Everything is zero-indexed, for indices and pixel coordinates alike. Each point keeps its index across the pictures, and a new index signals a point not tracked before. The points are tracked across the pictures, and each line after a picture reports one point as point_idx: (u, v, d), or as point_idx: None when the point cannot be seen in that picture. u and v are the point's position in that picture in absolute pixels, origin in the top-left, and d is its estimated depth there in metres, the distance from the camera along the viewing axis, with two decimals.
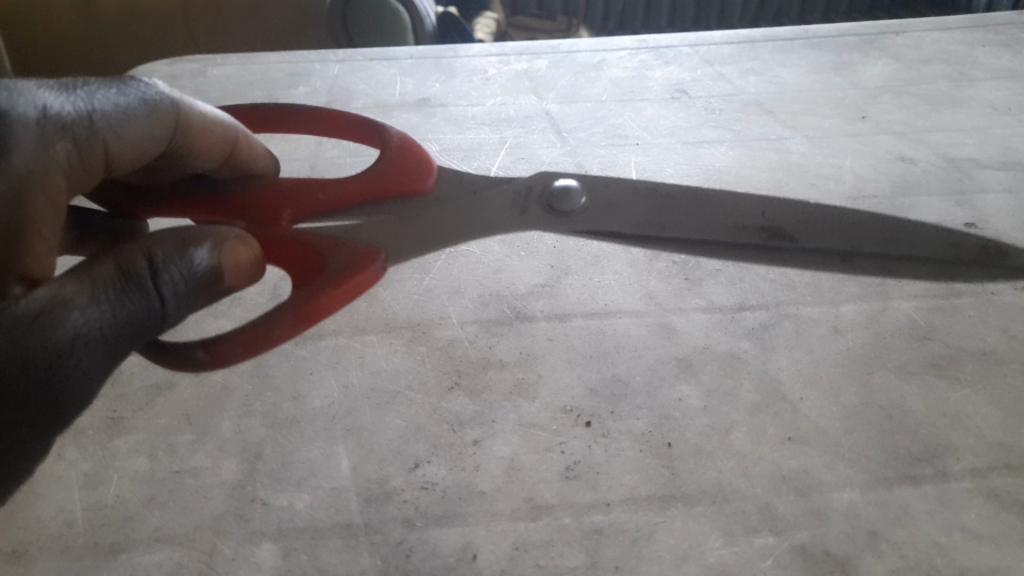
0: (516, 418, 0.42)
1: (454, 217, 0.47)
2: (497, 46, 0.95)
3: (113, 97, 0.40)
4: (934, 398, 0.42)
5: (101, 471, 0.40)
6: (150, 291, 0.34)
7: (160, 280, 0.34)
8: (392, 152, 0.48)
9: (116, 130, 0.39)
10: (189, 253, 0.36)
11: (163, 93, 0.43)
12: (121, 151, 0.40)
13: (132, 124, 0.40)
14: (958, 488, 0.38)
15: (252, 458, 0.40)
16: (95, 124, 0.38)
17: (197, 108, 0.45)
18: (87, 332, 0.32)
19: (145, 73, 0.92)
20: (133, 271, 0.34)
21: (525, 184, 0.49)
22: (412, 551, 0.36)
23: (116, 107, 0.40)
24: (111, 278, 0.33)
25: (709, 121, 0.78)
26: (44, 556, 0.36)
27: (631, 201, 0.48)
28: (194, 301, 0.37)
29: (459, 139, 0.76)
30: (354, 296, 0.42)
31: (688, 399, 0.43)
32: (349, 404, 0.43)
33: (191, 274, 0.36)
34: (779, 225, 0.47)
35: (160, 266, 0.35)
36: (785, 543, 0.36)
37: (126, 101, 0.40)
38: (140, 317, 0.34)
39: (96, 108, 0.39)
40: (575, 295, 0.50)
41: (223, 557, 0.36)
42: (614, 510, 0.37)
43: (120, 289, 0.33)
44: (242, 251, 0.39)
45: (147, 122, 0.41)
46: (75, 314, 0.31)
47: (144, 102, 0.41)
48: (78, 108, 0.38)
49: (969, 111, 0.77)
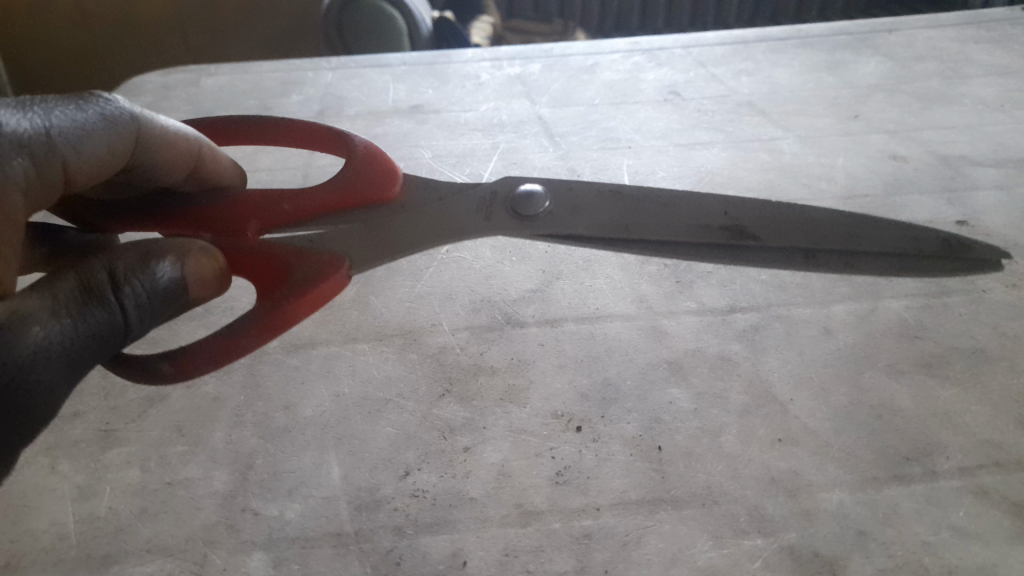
0: (506, 424, 0.42)
1: (420, 227, 0.45)
2: (490, 52, 0.95)
3: (72, 113, 0.37)
4: (925, 398, 0.43)
5: (94, 483, 0.40)
6: (115, 304, 0.34)
7: (124, 293, 0.34)
8: (357, 161, 0.46)
9: (76, 147, 0.37)
10: (151, 267, 0.35)
11: (124, 108, 0.41)
12: (80, 167, 0.37)
13: (92, 141, 0.38)
14: (947, 486, 0.38)
15: (244, 468, 0.40)
16: (55, 141, 0.36)
17: (159, 122, 0.42)
18: (49, 345, 0.31)
19: (140, 84, 0.93)
20: (96, 286, 0.33)
21: (489, 190, 0.46)
22: (401, 558, 0.36)
23: (75, 123, 0.37)
24: (74, 292, 0.33)
25: (702, 123, 0.78)
26: (37, 568, 0.36)
27: (594, 204, 0.45)
28: (157, 315, 0.36)
29: (452, 145, 0.76)
30: (317, 308, 0.42)
31: (679, 401, 0.43)
32: (341, 412, 0.43)
33: (155, 288, 0.36)
34: (743, 225, 0.43)
35: (122, 279, 0.34)
36: (774, 544, 0.36)
37: (84, 116, 0.38)
38: (106, 329, 0.34)
39: (55, 124, 0.36)
40: (567, 300, 0.50)
41: (214, 566, 0.36)
42: (604, 514, 0.37)
43: (81, 304, 0.33)
44: (207, 263, 0.38)
45: (107, 139, 0.39)
46: (38, 328, 0.31)
47: (104, 119, 0.39)
48: (36, 125, 0.35)
49: (962, 109, 0.77)
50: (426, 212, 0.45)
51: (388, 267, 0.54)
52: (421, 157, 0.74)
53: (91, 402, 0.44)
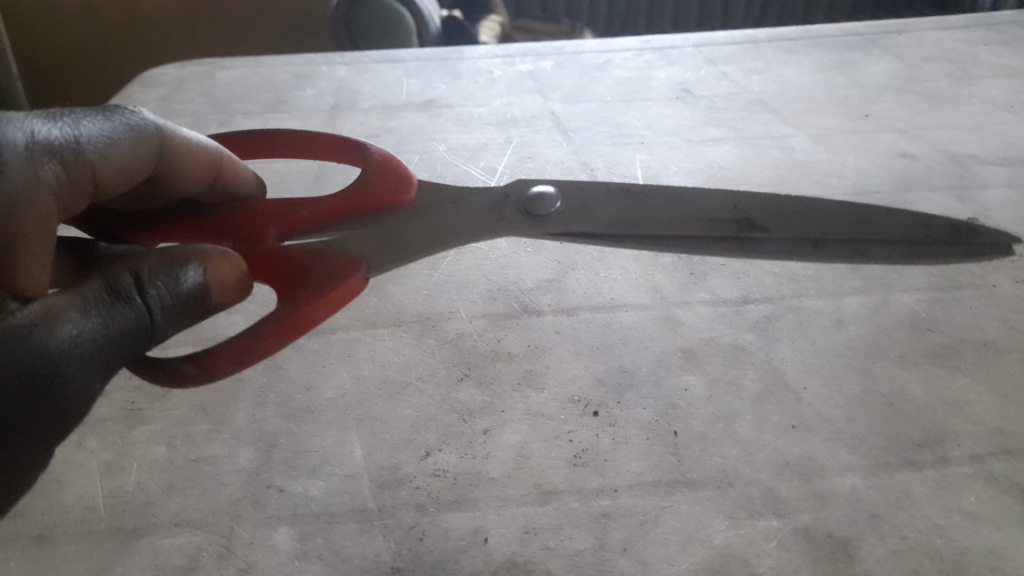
0: (524, 408, 0.43)
1: (434, 229, 0.46)
2: (502, 48, 0.96)
3: (99, 123, 0.37)
4: (935, 387, 0.43)
5: (121, 460, 0.41)
6: (139, 305, 0.35)
7: (147, 294, 0.35)
8: (370, 165, 0.48)
9: (104, 153, 0.37)
10: (175, 271, 0.37)
11: (148, 119, 0.40)
12: (106, 175, 0.37)
13: (119, 149, 0.38)
14: (959, 472, 0.39)
15: (267, 447, 0.41)
16: (84, 148, 0.35)
17: (179, 137, 0.42)
18: (81, 340, 0.32)
19: (155, 77, 0.94)
20: (122, 287, 0.34)
21: (501, 191, 0.48)
22: (424, 534, 0.37)
23: (102, 133, 0.37)
24: (101, 292, 0.34)
25: (713, 120, 0.79)
26: (69, 539, 0.37)
27: (605, 201, 0.46)
28: (178, 319, 0.37)
29: (465, 138, 0.77)
30: (337, 308, 0.42)
31: (694, 388, 0.44)
32: (361, 395, 0.44)
33: (179, 291, 0.37)
34: (752, 217, 0.45)
35: (145, 281, 0.35)
36: (788, 526, 0.37)
37: (111, 126, 0.38)
38: (132, 329, 0.34)
39: (84, 132, 0.36)
40: (582, 289, 0.51)
41: (242, 540, 0.37)
42: (622, 495, 0.38)
43: (108, 304, 0.34)
44: (227, 267, 0.39)
45: (132, 147, 0.39)
46: (69, 324, 0.32)
47: (129, 128, 0.39)
48: (67, 133, 0.35)
49: (972, 109, 0.78)
50: (439, 213, 0.46)
51: None
52: (435, 151, 0.75)
53: (116, 381, 0.45)
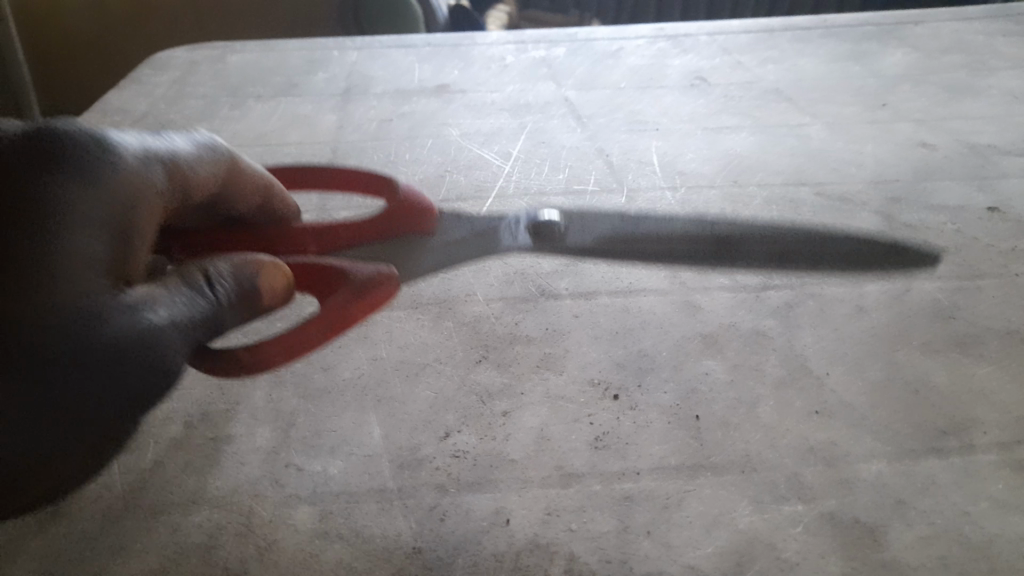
0: (544, 390, 0.42)
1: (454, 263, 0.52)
2: (514, 35, 0.96)
3: (184, 143, 0.42)
4: (959, 375, 0.43)
5: (138, 437, 0.40)
6: (214, 296, 0.36)
7: (218, 286, 0.37)
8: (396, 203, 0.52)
9: (190, 167, 0.41)
10: (242, 270, 0.39)
11: (219, 144, 0.45)
12: (191, 185, 0.42)
13: (200, 164, 0.42)
14: (985, 460, 0.38)
15: (285, 426, 0.41)
16: (176, 162, 0.40)
17: (241, 159, 0.46)
18: (167, 321, 0.33)
19: (166, 59, 0.93)
20: (196, 279, 0.36)
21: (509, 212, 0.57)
22: (445, 515, 0.36)
23: (188, 151, 0.42)
24: (181, 284, 0.36)
25: (729, 108, 0.78)
26: (85, 514, 0.37)
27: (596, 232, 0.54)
28: (247, 316, 0.39)
29: (479, 124, 0.76)
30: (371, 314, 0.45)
31: (715, 373, 0.43)
32: (379, 376, 0.43)
33: (246, 287, 0.38)
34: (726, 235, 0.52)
35: (217, 276, 0.37)
36: (814, 511, 0.36)
37: (195, 148, 0.43)
38: (209, 316, 0.36)
39: (174, 149, 0.41)
40: (600, 274, 0.51)
41: (261, 517, 0.36)
42: (644, 478, 0.38)
43: (187, 293, 0.35)
44: (277, 278, 0.40)
45: (210, 165, 0.43)
46: (155, 305, 0.33)
47: (205, 149, 0.43)
48: (162, 149, 0.40)
49: (990, 99, 0.77)
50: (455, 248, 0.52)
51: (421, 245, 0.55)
52: (449, 135, 0.75)
53: None
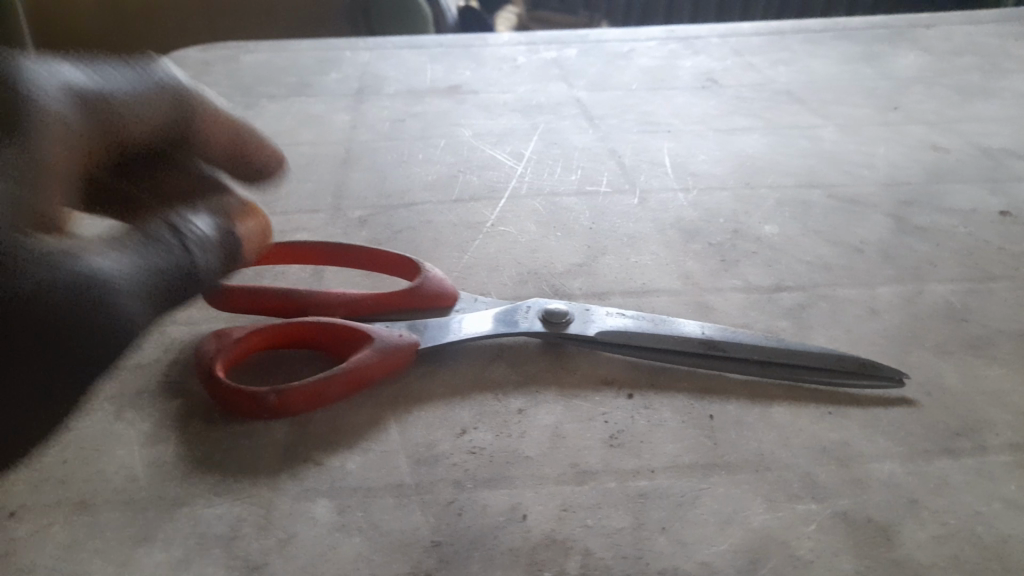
0: (558, 391, 0.43)
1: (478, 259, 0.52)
2: (525, 36, 0.96)
3: (128, 79, 0.37)
4: (971, 376, 0.43)
5: (160, 431, 0.41)
6: (173, 243, 0.34)
7: (180, 234, 0.34)
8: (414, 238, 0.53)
9: (133, 110, 0.36)
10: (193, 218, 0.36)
11: (175, 75, 0.40)
12: (135, 127, 0.37)
13: (148, 108, 0.37)
14: (998, 460, 0.38)
15: (304, 421, 0.41)
16: (113, 98, 0.36)
17: (201, 92, 0.41)
18: (115, 272, 0.31)
19: (180, 58, 0.94)
20: (152, 230, 0.33)
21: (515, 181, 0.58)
22: (462, 510, 0.36)
23: (128, 83, 0.37)
24: (134, 234, 0.33)
25: (740, 109, 0.78)
26: (108, 506, 0.37)
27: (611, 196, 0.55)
28: (210, 267, 0.36)
29: (491, 124, 0.77)
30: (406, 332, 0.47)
31: (728, 373, 0.44)
32: (396, 374, 0.44)
33: (205, 237, 0.35)
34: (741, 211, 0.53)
35: (173, 224, 0.34)
36: (828, 510, 0.36)
37: (142, 83, 0.38)
38: (169, 266, 0.33)
39: (111, 84, 0.36)
40: (613, 274, 0.51)
41: (281, 510, 0.37)
42: (658, 476, 0.38)
43: (139, 243, 0.33)
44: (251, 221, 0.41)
45: (163, 100, 0.38)
46: (100, 256, 0.31)
47: (157, 84, 0.38)
48: (96, 83, 0.35)
49: (1003, 102, 0.77)
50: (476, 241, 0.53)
51: (435, 246, 0.55)
52: (462, 135, 0.75)
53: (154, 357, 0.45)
